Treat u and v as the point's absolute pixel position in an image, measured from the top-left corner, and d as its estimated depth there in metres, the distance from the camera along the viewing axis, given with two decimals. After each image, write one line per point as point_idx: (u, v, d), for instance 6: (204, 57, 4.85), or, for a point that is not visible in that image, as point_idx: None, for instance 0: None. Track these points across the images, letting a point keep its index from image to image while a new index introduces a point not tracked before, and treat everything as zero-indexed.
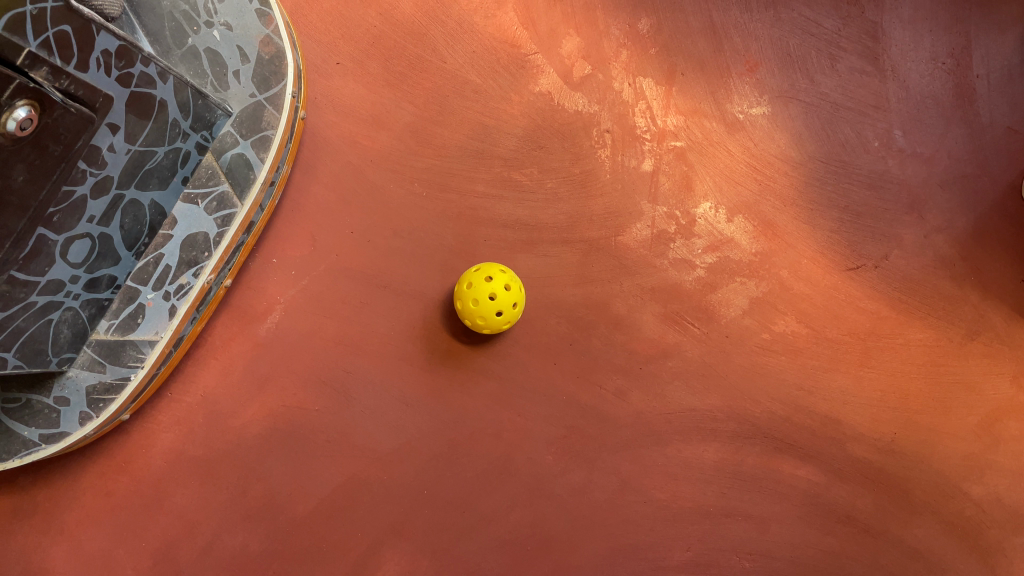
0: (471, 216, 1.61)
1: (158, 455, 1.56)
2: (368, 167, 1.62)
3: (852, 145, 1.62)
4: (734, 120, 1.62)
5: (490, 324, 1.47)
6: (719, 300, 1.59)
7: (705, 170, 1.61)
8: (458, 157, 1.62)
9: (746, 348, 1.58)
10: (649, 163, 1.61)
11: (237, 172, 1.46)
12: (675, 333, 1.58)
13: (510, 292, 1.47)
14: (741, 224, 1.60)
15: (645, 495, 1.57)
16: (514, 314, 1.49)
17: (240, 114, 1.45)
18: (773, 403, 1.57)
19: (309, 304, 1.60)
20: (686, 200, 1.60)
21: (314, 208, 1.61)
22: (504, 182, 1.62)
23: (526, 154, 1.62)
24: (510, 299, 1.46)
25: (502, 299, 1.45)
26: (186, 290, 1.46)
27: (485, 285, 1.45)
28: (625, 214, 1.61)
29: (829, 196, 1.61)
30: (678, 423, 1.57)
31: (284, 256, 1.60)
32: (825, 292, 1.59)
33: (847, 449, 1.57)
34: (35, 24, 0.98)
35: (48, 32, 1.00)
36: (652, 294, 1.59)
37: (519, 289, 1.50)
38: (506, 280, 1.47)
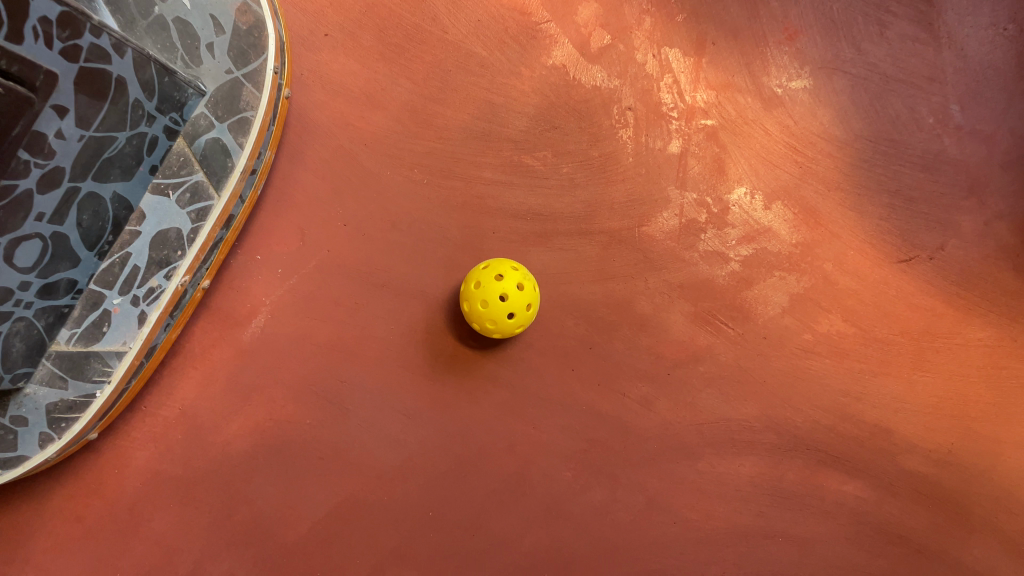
0: (478, 205, 1.44)
1: (133, 476, 1.41)
2: (362, 152, 1.45)
3: (904, 122, 1.44)
4: (771, 95, 1.44)
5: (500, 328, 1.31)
6: (756, 297, 1.42)
7: (740, 151, 1.43)
8: (462, 139, 1.45)
9: (786, 351, 1.42)
10: (676, 144, 1.44)
11: (213, 160, 1.29)
12: (706, 335, 1.42)
13: (521, 291, 1.29)
14: (780, 212, 1.43)
15: (674, 514, 1.41)
16: (527, 317, 1.31)
17: (215, 94, 1.26)
18: (817, 412, 1.41)
19: (298, 306, 1.44)
20: (718, 185, 1.43)
21: (302, 198, 1.44)
22: (514, 168, 1.44)
23: (539, 135, 1.45)
24: (520, 301, 1.29)
25: (511, 301, 1.28)
26: (157, 294, 1.30)
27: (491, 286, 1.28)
28: (650, 202, 1.43)
29: (877, 179, 1.44)
30: (711, 434, 1.41)
31: (269, 253, 1.43)
32: (874, 288, 1.42)
33: (898, 462, 1.41)
34: None
35: None
36: (681, 291, 1.42)
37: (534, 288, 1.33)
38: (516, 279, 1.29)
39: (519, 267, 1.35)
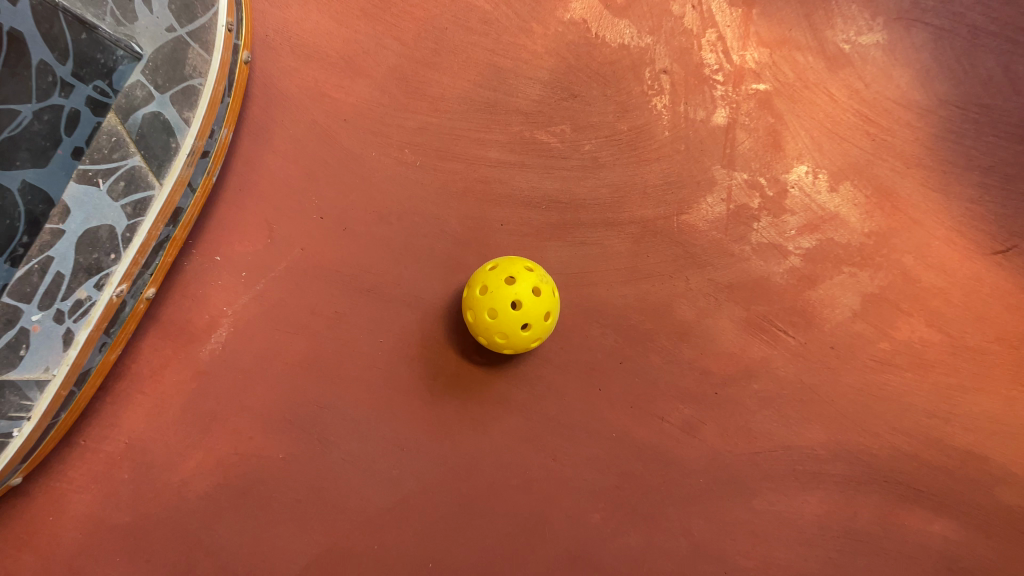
0: (483, 192, 1.19)
1: (69, 525, 1.15)
2: (341, 129, 1.20)
3: (999, 84, 1.19)
4: (836, 52, 1.19)
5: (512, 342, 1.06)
6: (821, 298, 1.18)
7: (799, 121, 1.18)
8: (462, 112, 1.20)
9: (858, 363, 1.17)
10: (722, 114, 1.18)
11: (152, 139, 1.03)
12: (761, 345, 1.17)
13: (536, 298, 1.04)
14: (848, 194, 1.18)
15: (726, 564, 1.16)
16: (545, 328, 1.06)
17: (154, 57, 1.00)
18: (897, 436, 1.17)
19: (266, 316, 1.19)
20: (774, 162, 1.18)
21: (269, 186, 1.20)
22: (525, 145, 1.20)
23: (555, 105, 1.20)
24: (536, 310, 1.04)
25: (523, 310, 1.03)
26: (86, 308, 1.04)
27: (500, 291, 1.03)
28: (691, 185, 1.19)
29: (966, 153, 1.18)
30: (768, 466, 1.17)
31: (231, 252, 1.19)
32: (964, 286, 1.17)
33: (996, 496, 1.17)
34: None
35: None
36: (730, 292, 1.18)
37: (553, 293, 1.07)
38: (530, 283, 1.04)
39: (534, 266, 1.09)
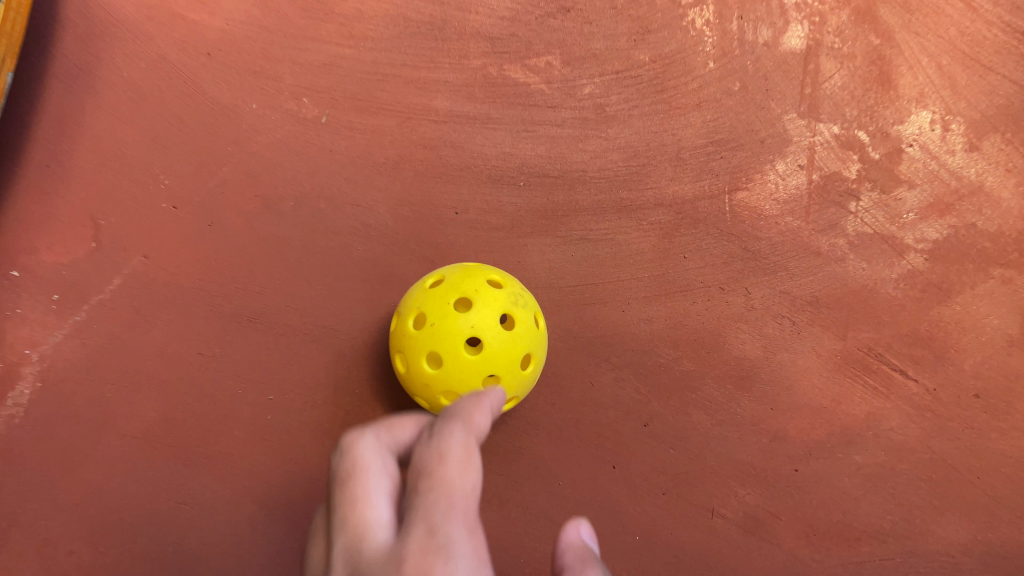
0: (426, 160, 0.77)
1: None
2: (206, 69, 0.78)
3: None
4: None
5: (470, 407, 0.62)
6: (957, 317, 0.75)
7: (919, 43, 0.77)
8: (393, 39, 0.79)
9: (1017, 418, 0.75)
10: (800, 35, 0.78)
11: None
12: (865, 393, 0.75)
13: (511, 333, 0.59)
14: (996, 154, 0.76)
15: None
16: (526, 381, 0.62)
17: None
18: None
19: (92, 363, 0.75)
20: (880, 106, 0.76)
21: (95, 159, 0.78)
22: (490, 88, 0.78)
23: (538, 25, 0.79)
24: (511, 354, 0.59)
25: (489, 358, 0.58)
26: None
27: (446, 331, 0.58)
28: (750, 144, 0.76)
29: None
30: None
31: (32, 265, 0.76)
32: None
33: None
34: None
35: None
36: (816, 311, 0.75)
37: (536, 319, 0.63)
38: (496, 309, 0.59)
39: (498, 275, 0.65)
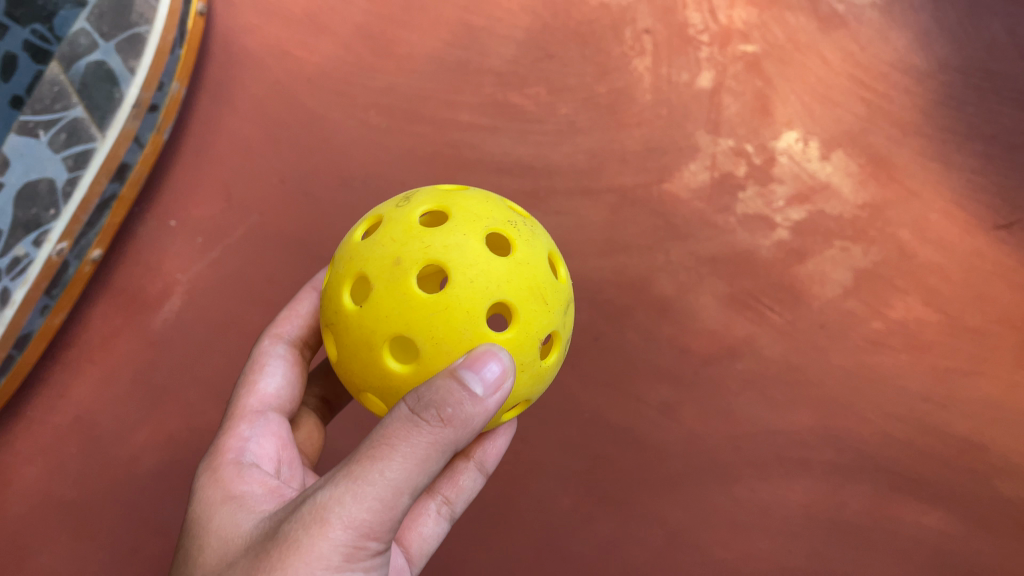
0: (451, 156, 1.12)
1: (16, 500, 1.08)
2: (303, 88, 1.15)
3: (1003, 47, 1.13)
4: (828, 14, 1.15)
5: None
6: (810, 273, 1.11)
7: (789, 85, 1.13)
8: (432, 72, 1.15)
9: (850, 343, 1.10)
10: (708, 77, 1.14)
11: (97, 89, 0.98)
12: (745, 323, 1.10)
13: (390, 287, 0.59)
14: (841, 163, 1.12)
15: (702, 555, 1.07)
16: (426, 332, 0.58)
17: (99, 3, 0.98)
18: (889, 422, 1.09)
19: (222, 285, 1.12)
20: (762, 128, 1.13)
21: (225, 148, 1.14)
22: (498, 108, 1.13)
23: (530, 66, 1.15)
24: (368, 333, 0.59)
25: (398, 310, 0.58)
26: (23, 266, 0.98)
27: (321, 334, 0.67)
28: (672, 151, 1.12)
29: (969, 120, 1.12)
30: (751, 451, 1.08)
31: (187, 217, 1.14)
32: (964, 262, 1.10)
33: (994, 487, 1.08)
34: None
35: None
36: (713, 266, 1.11)
37: (386, 247, 0.61)
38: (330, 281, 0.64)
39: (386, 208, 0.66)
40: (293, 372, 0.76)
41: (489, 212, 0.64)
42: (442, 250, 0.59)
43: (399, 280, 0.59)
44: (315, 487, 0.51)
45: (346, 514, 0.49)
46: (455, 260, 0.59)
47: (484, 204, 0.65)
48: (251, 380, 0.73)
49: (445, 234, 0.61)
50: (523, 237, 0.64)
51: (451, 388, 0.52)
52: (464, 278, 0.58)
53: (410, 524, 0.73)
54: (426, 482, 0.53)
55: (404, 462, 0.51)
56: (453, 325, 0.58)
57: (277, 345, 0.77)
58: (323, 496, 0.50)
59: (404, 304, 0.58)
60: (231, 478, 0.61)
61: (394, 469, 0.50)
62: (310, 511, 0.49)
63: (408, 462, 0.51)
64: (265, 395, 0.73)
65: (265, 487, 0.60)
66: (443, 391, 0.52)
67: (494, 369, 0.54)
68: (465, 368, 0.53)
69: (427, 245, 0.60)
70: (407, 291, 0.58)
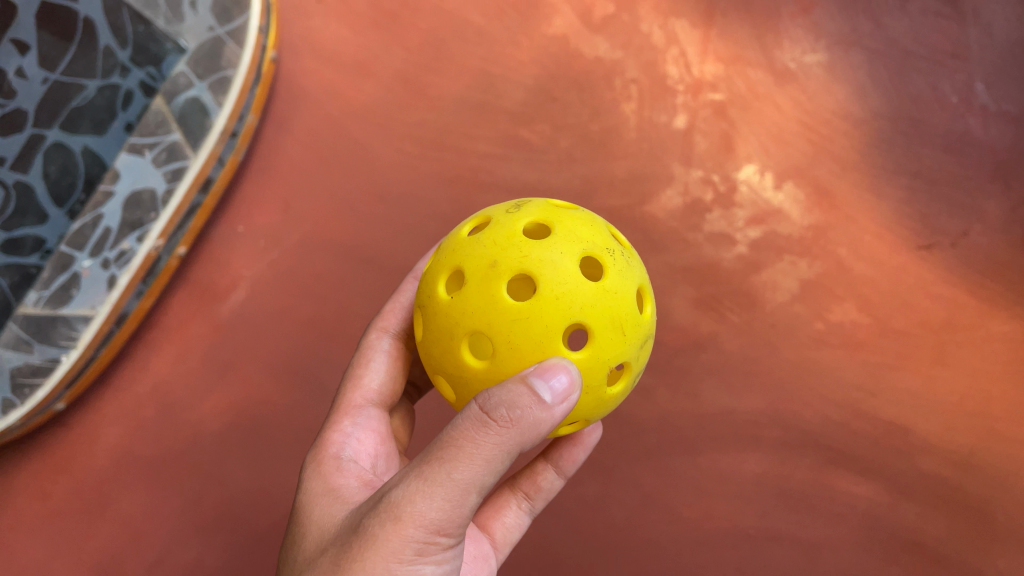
0: (470, 179, 1.36)
1: (103, 455, 1.30)
2: (352, 121, 1.38)
3: (927, 100, 1.40)
4: (783, 69, 1.40)
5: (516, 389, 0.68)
6: (764, 282, 1.34)
7: (749, 127, 1.38)
8: (455, 111, 1.39)
9: (796, 340, 1.33)
10: (682, 119, 1.38)
11: (191, 119, 1.23)
12: (710, 322, 1.33)
13: (486, 286, 0.68)
14: (791, 192, 1.36)
15: (670, 514, 1.28)
16: (506, 337, 0.66)
17: (196, 51, 1.23)
18: (828, 406, 1.31)
19: (279, 280, 1.33)
20: (726, 162, 1.37)
21: (286, 168, 1.37)
22: (509, 141, 1.37)
23: (537, 107, 1.39)
24: (454, 324, 0.69)
25: (486, 305, 0.67)
26: (128, 258, 1.22)
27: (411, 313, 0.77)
28: (653, 179, 1.36)
29: (896, 159, 1.38)
30: (713, 428, 1.31)
31: (252, 223, 1.35)
32: (891, 275, 1.35)
33: (915, 463, 1.29)
34: None
35: None
36: (684, 274, 1.34)
37: (488, 249, 0.70)
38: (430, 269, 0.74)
39: (499, 213, 0.76)
40: (393, 366, 0.90)
41: (590, 238, 0.72)
42: (536, 266, 0.67)
43: (494, 277, 0.68)
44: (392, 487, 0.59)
45: (422, 514, 0.57)
46: (544, 274, 0.67)
47: (578, 231, 0.71)
48: (359, 374, 0.89)
49: (541, 252, 0.68)
50: (613, 271, 0.70)
51: (516, 396, 0.59)
52: (550, 290, 0.66)
53: (497, 516, 0.90)
54: (495, 480, 0.60)
55: (471, 464, 0.58)
56: (533, 334, 0.66)
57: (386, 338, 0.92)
58: (399, 494, 0.58)
59: (493, 302, 0.67)
60: (328, 465, 0.76)
61: (465, 471, 0.58)
62: (389, 506, 0.58)
63: (475, 464, 0.58)
64: (368, 395, 0.88)
65: (359, 480, 0.74)
66: (513, 395, 0.59)
67: (561, 381, 0.61)
68: (537, 379, 0.61)
69: (525, 254, 0.68)
70: (498, 290, 0.67)
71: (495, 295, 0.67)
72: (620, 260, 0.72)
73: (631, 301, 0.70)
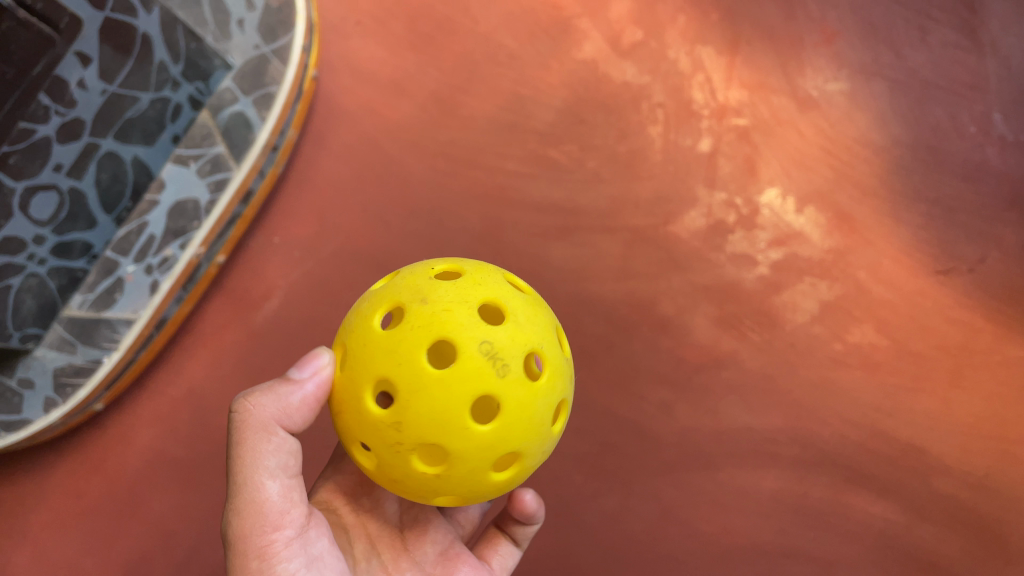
0: (500, 197, 1.40)
1: (136, 455, 1.34)
2: (386, 138, 1.42)
3: (945, 130, 1.43)
4: (806, 96, 1.44)
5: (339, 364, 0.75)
6: (785, 303, 1.37)
7: (771, 152, 1.42)
8: (487, 130, 1.42)
9: (815, 360, 1.36)
10: (707, 143, 1.42)
11: (235, 133, 1.28)
12: (731, 340, 1.36)
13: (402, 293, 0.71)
14: (812, 216, 1.40)
15: (689, 528, 1.31)
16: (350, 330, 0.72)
17: (242, 68, 1.28)
18: (845, 426, 1.34)
19: (312, 290, 1.37)
20: (749, 185, 1.41)
21: (322, 182, 1.41)
22: (538, 160, 1.41)
23: (566, 128, 1.43)
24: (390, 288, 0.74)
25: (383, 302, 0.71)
26: (170, 264, 1.28)
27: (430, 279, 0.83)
28: (677, 200, 1.40)
29: (915, 187, 1.41)
30: (732, 444, 1.33)
31: (287, 235, 1.39)
32: (910, 299, 1.38)
33: (930, 484, 1.32)
34: None
35: None
36: (706, 293, 1.37)
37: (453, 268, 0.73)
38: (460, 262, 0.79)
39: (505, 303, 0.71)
40: None
41: (453, 377, 0.65)
42: (417, 298, 0.69)
43: (408, 292, 0.70)
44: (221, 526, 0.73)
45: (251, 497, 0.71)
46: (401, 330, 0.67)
47: (473, 342, 0.66)
48: None
49: (431, 302, 0.68)
50: (442, 388, 0.65)
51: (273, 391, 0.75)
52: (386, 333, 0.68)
53: (492, 548, 0.98)
54: (288, 462, 0.74)
55: (256, 458, 0.72)
56: (358, 345, 0.70)
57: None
58: (227, 521, 0.71)
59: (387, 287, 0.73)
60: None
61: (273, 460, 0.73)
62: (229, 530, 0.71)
63: (258, 455, 0.72)
64: None
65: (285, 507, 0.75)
66: (247, 401, 0.75)
67: (314, 364, 0.74)
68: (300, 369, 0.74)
69: (422, 307, 0.68)
70: (399, 282, 0.73)
71: (397, 283, 0.73)
72: (461, 398, 0.65)
73: (415, 434, 0.66)
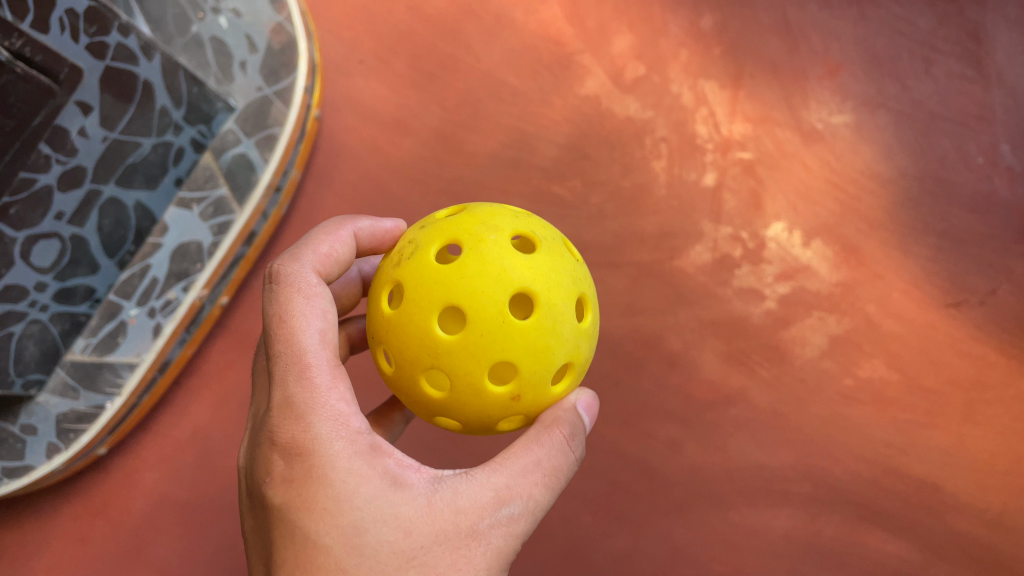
0: None
1: (140, 499, 1.32)
2: (389, 176, 1.41)
3: (953, 161, 1.42)
4: (811, 129, 1.43)
5: (472, 373, 0.62)
6: (793, 337, 1.36)
7: (777, 185, 1.41)
8: (491, 167, 1.42)
9: (825, 396, 1.34)
10: (711, 176, 1.41)
11: (238, 174, 1.29)
12: (739, 376, 1.34)
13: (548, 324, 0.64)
14: (819, 249, 1.39)
15: (699, 568, 1.29)
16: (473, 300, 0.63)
17: (244, 110, 1.29)
18: (857, 462, 1.32)
19: None
20: (755, 219, 1.40)
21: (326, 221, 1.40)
22: (542, 197, 1.40)
23: (569, 164, 1.42)
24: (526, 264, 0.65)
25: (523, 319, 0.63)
26: (173, 307, 1.28)
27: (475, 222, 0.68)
28: (682, 235, 1.39)
29: (924, 219, 1.40)
30: (743, 483, 1.31)
31: None
32: (921, 332, 1.36)
33: (946, 521, 1.30)
34: (37, 10, 1.07)
35: (30, 12, 1.07)
36: (714, 329, 1.36)
37: (586, 283, 0.70)
38: (536, 229, 0.70)
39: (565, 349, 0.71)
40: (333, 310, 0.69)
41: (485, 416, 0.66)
42: (588, 342, 0.69)
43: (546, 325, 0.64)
44: (500, 497, 0.61)
45: (516, 521, 0.61)
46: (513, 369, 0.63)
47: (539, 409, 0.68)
48: (304, 311, 0.65)
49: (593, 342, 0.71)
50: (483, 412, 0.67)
51: (575, 430, 0.67)
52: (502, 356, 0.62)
53: None
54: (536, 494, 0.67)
55: (554, 482, 0.64)
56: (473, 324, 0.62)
57: (305, 267, 0.69)
58: (514, 508, 0.61)
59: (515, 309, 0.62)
60: (363, 457, 0.59)
61: (542, 491, 0.63)
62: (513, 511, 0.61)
63: (555, 486, 0.65)
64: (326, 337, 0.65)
65: (399, 461, 0.62)
66: (573, 426, 0.67)
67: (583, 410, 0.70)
68: (580, 408, 0.69)
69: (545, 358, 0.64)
70: (571, 317, 0.66)
71: (569, 318, 0.65)
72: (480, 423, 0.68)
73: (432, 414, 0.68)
